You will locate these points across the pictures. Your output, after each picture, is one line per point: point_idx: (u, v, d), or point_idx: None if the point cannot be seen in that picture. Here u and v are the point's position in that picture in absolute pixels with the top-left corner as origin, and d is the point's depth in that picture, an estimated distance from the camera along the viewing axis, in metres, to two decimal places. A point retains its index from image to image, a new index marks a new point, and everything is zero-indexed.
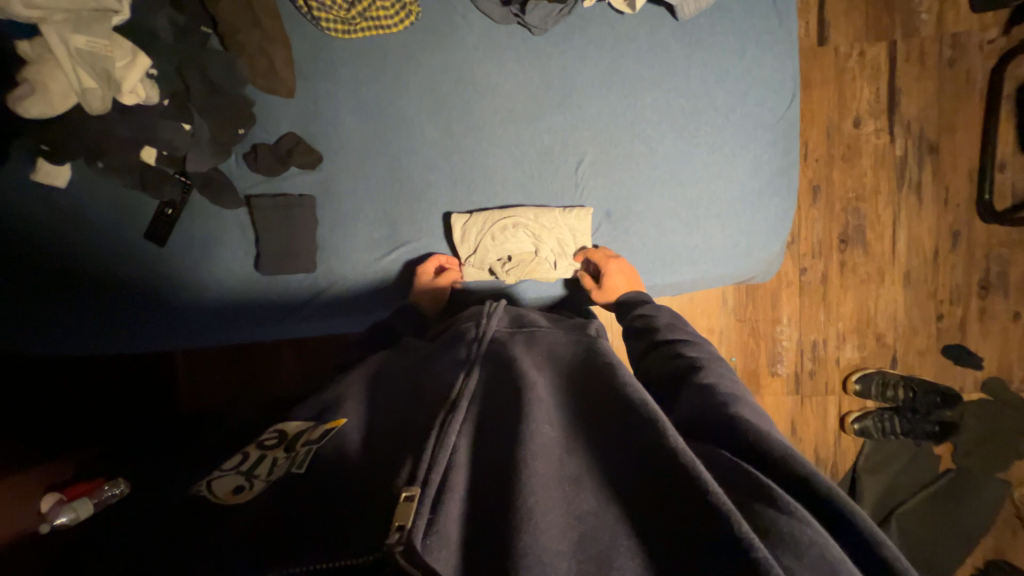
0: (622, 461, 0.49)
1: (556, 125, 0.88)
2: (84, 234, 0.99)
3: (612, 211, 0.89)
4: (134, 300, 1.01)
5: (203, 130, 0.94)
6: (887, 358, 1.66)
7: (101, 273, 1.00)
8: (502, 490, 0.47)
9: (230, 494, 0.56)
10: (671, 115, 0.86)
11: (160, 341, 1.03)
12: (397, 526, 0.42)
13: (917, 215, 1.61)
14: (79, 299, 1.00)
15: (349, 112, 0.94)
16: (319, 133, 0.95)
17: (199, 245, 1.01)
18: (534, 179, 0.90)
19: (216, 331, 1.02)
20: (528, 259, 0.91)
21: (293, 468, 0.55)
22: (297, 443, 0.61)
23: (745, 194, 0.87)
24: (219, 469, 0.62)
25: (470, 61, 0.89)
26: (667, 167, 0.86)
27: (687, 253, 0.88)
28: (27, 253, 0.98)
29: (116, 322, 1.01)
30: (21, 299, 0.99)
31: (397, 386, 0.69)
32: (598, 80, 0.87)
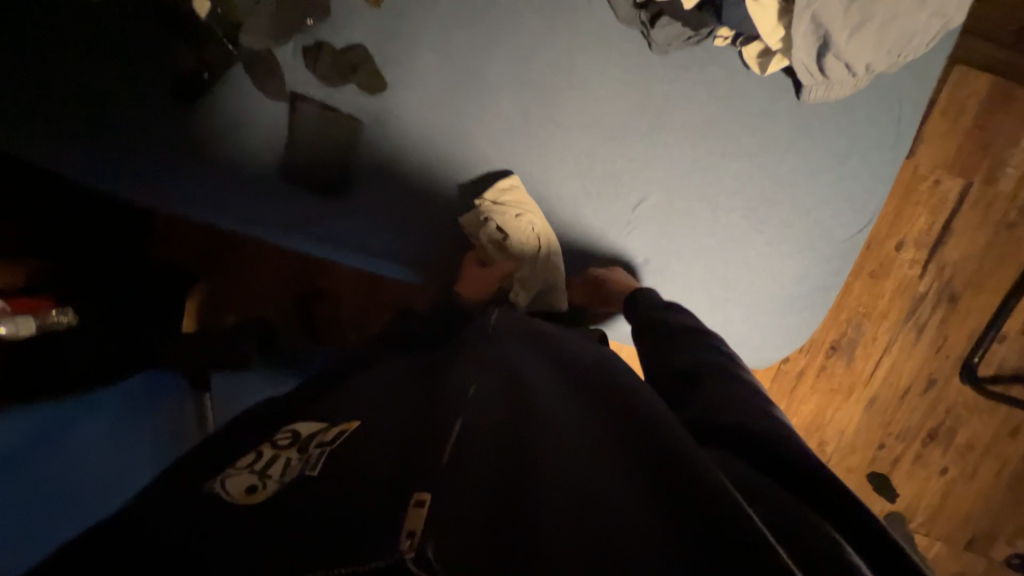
0: (639, 466, 0.44)
1: (635, 154, 0.83)
2: (90, 54, 0.87)
3: (650, 260, 0.86)
4: (136, 159, 0.88)
5: (268, 5, 0.87)
6: (819, 463, 1.75)
7: (102, 112, 0.87)
8: (512, 493, 0.42)
9: (245, 493, 0.50)
10: (749, 191, 0.82)
11: (143, 197, 0.89)
12: (407, 532, 0.38)
13: (908, 351, 1.65)
14: (73, 131, 0.87)
15: (429, 49, 0.85)
16: (390, 56, 0.85)
17: (224, 122, 0.89)
18: (590, 197, 0.85)
19: (215, 213, 0.90)
20: (510, 255, 0.87)
21: (308, 471, 0.51)
22: (312, 443, 0.56)
23: (779, 296, 0.86)
24: (229, 468, 0.56)
25: (576, 48, 0.81)
26: (723, 241, 0.84)
27: (701, 328, 0.87)
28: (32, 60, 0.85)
29: (102, 164, 0.88)
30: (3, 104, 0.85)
31: (404, 385, 0.67)
32: (695, 125, 0.81)
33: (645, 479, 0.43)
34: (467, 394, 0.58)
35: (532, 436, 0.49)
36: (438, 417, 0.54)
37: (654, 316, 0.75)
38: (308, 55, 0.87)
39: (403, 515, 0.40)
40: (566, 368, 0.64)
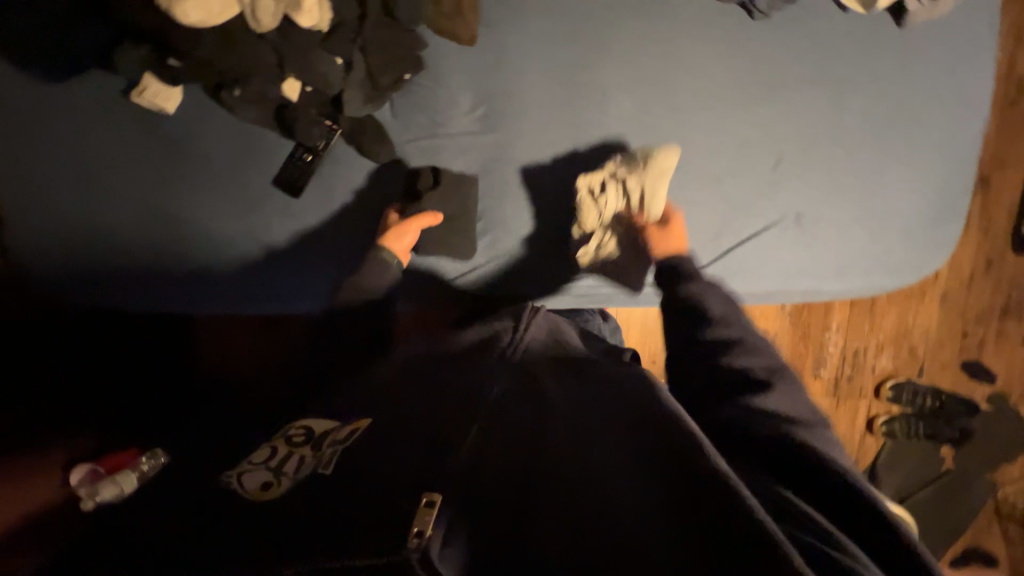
0: (664, 465, 0.47)
1: (758, 119, 0.86)
2: (193, 179, 0.86)
3: (801, 213, 0.88)
4: (251, 275, 0.90)
5: (360, 69, 0.82)
6: (915, 369, 1.80)
7: (216, 230, 0.88)
8: (520, 487, 0.49)
9: (257, 491, 0.52)
10: (873, 123, 0.86)
11: (258, 303, 0.91)
12: (416, 532, 0.41)
13: (961, 240, 1.74)
14: (192, 254, 0.89)
15: (537, 74, 0.85)
16: (496, 90, 0.86)
17: (333, 204, 0.89)
18: (729, 171, 0.87)
19: (221, 284, 0.90)
20: (590, 215, 0.87)
21: (320, 469, 0.53)
22: (324, 441, 0.58)
23: (921, 212, 0.89)
24: (247, 461, 0.58)
25: (680, 35, 0.84)
26: (862, 175, 0.87)
27: (863, 262, 0.90)
28: (143, 201, 0.86)
29: (226, 280, 0.90)
30: (128, 252, 0.88)
31: (442, 391, 0.64)
32: (808, 76, 0.85)
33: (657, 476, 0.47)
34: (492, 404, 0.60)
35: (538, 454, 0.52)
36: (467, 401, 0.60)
37: (685, 294, 0.71)
38: (421, 117, 0.87)
39: (415, 514, 0.43)
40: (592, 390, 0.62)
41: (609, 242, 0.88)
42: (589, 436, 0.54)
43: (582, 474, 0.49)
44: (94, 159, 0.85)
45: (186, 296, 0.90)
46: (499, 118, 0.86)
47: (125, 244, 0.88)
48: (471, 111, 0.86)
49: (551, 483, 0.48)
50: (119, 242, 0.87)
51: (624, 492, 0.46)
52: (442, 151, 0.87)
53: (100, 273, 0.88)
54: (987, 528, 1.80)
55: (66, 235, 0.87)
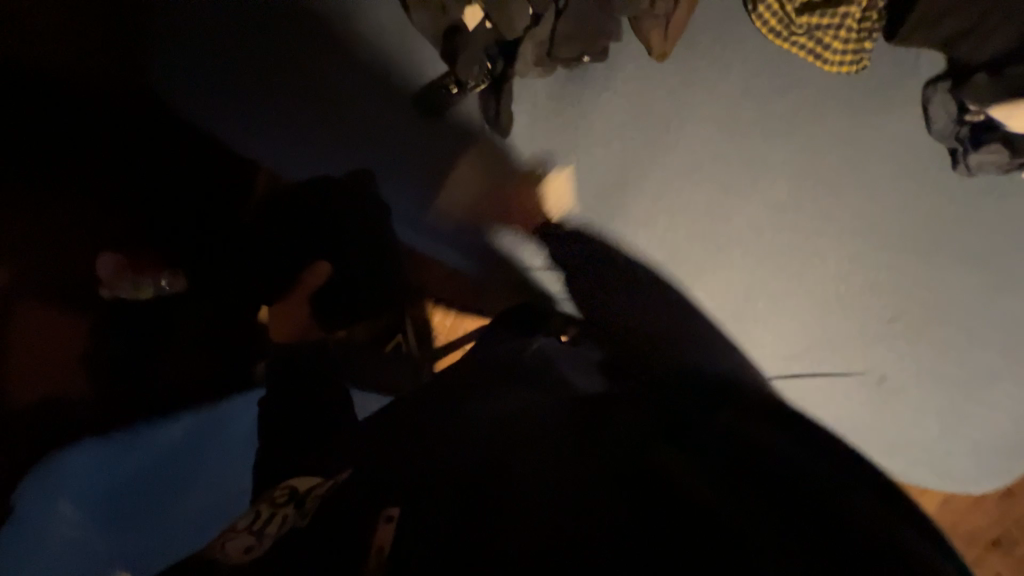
0: (602, 495, 0.41)
1: (899, 268, 0.80)
2: (331, 56, 0.84)
3: (886, 377, 0.83)
4: (335, 170, 0.86)
5: (547, 30, 0.78)
6: None
7: (327, 116, 0.85)
8: (492, 477, 0.44)
9: (239, 553, 0.45)
10: (1007, 330, 0.81)
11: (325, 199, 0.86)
12: (377, 547, 0.39)
13: None
14: (295, 122, 0.86)
15: (710, 118, 0.80)
16: (661, 116, 0.81)
17: (449, 151, 0.85)
18: (841, 304, 0.82)
19: (304, 170, 0.86)
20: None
21: (299, 522, 0.47)
22: (306, 498, 0.51)
23: (1004, 437, 0.84)
24: (230, 529, 0.52)
25: (871, 150, 0.78)
26: (967, 374, 0.82)
27: (920, 454, 0.85)
28: (278, 53, 0.85)
29: (308, 165, 0.86)
30: (240, 89, 0.85)
31: (441, 397, 0.62)
32: (973, 253, 0.79)
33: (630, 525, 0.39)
34: (482, 412, 0.55)
35: (506, 464, 0.45)
36: (464, 409, 0.57)
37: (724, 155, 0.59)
38: (571, 98, 0.82)
39: (375, 530, 0.41)
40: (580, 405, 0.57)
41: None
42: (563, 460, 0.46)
43: (541, 494, 0.41)
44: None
45: (272, 148, 0.86)
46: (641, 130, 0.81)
47: (249, 71, 0.85)
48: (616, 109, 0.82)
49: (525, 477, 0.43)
50: (240, 67, 0.85)
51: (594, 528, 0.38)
52: (560, 141, 0.83)
53: (200, 97, 0.84)
54: None
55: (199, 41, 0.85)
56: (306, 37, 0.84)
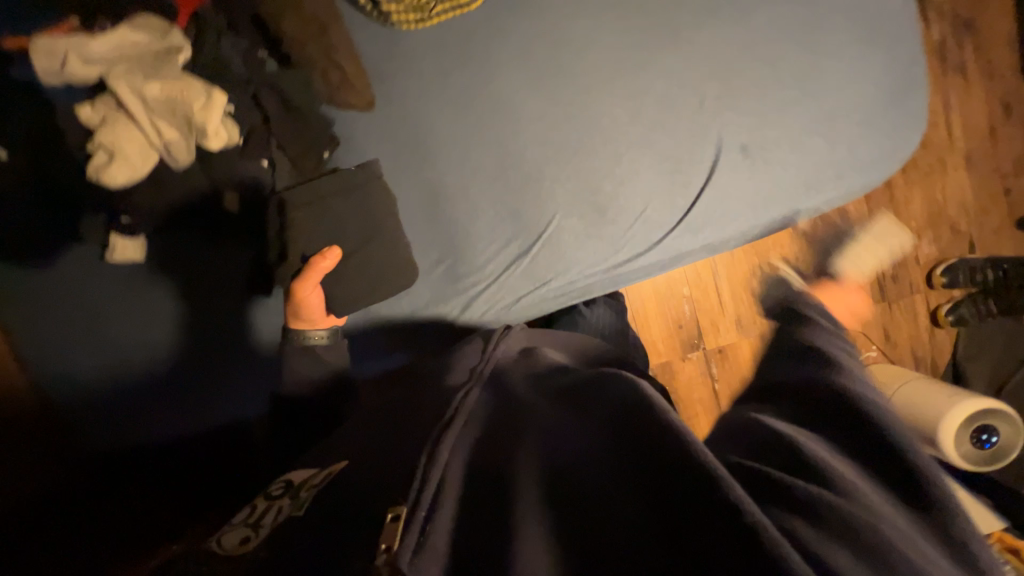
0: (608, 490, 0.42)
1: (669, 68, 0.84)
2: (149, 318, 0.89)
3: (747, 143, 0.84)
4: (227, 387, 0.90)
5: (283, 163, 0.86)
6: (964, 245, 1.51)
7: (177, 352, 0.89)
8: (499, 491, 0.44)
9: (235, 545, 0.50)
10: (793, 28, 0.82)
11: (230, 410, 0.90)
12: (383, 547, 0.38)
13: (988, 80, 1.44)
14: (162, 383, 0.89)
15: (444, 108, 0.87)
16: (410, 139, 0.88)
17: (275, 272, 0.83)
18: (657, 130, 0.85)
19: (195, 402, 0.90)
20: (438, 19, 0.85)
21: (296, 512, 0.52)
22: (302, 489, 0.56)
23: (877, 98, 0.84)
24: (226, 523, 0.55)
25: (563, 20, 0.84)
26: (799, 84, 0.83)
27: (831, 169, 0.85)
28: (109, 352, 0.89)
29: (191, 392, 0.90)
30: (109, 398, 0.89)
31: (408, 420, 0.60)
32: (705, 8, 0.82)
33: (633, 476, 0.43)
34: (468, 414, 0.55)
35: (516, 450, 0.48)
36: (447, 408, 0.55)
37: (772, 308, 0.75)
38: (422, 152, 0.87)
39: (381, 534, 0.40)
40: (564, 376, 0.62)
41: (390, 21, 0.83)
42: (568, 438, 0.49)
43: (546, 475, 0.45)
44: (77, 305, 0.88)
45: (185, 417, 0.90)
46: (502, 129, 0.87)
47: (117, 380, 0.89)
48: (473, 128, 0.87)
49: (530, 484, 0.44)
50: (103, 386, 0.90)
51: (609, 493, 0.42)
52: None
53: (89, 432, 0.90)
54: None
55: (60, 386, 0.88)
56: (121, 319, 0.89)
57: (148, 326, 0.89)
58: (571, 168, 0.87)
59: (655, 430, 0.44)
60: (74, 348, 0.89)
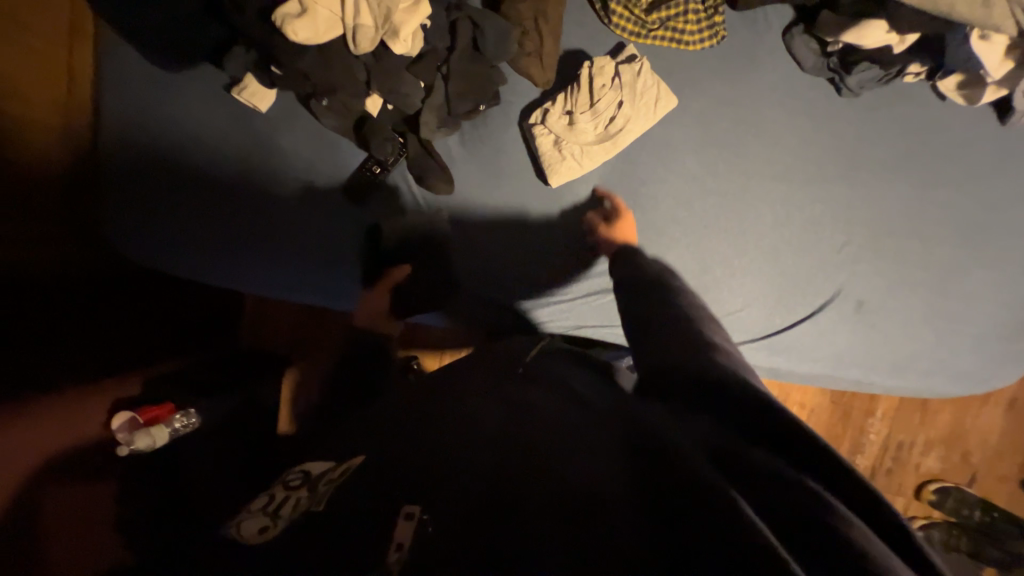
0: (612, 496, 0.43)
1: (831, 196, 0.83)
2: (247, 169, 0.91)
3: (863, 300, 0.84)
4: (277, 257, 0.91)
5: (439, 94, 0.84)
6: (966, 475, 1.50)
7: (255, 215, 0.91)
8: (505, 490, 0.44)
9: (253, 534, 0.49)
10: (961, 219, 0.82)
11: (270, 286, 0.93)
12: (396, 544, 0.41)
13: None
14: (225, 233, 0.91)
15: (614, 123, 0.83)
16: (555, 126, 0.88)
17: (380, 207, 0.91)
18: (790, 245, 0.84)
19: (248, 263, 0.92)
20: (640, 107, 0.82)
21: (312, 507, 0.49)
22: (320, 481, 0.54)
23: (996, 320, 0.84)
24: (244, 511, 0.55)
25: (760, 102, 0.83)
26: (939, 272, 0.83)
27: (924, 360, 0.84)
28: (195, 178, 0.91)
29: (242, 249, 0.91)
30: (170, 222, 0.90)
31: (445, 398, 0.62)
32: (893, 161, 0.82)
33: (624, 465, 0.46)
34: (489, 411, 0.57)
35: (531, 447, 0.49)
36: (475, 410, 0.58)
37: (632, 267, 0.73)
38: (559, 97, 0.85)
39: (395, 526, 0.43)
40: (575, 382, 0.65)
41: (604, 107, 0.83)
42: (576, 426, 0.53)
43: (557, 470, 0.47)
44: (191, 128, 0.90)
45: (233, 274, 0.92)
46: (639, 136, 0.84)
47: (190, 212, 0.90)
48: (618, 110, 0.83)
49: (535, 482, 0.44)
50: (169, 204, 0.90)
51: (612, 498, 0.43)
52: (482, 183, 0.89)
53: (136, 239, 0.91)
54: None
55: (136, 188, 0.89)
56: (224, 158, 0.91)
57: (242, 179, 0.91)
58: (693, 237, 0.86)
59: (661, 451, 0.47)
60: (167, 160, 0.90)
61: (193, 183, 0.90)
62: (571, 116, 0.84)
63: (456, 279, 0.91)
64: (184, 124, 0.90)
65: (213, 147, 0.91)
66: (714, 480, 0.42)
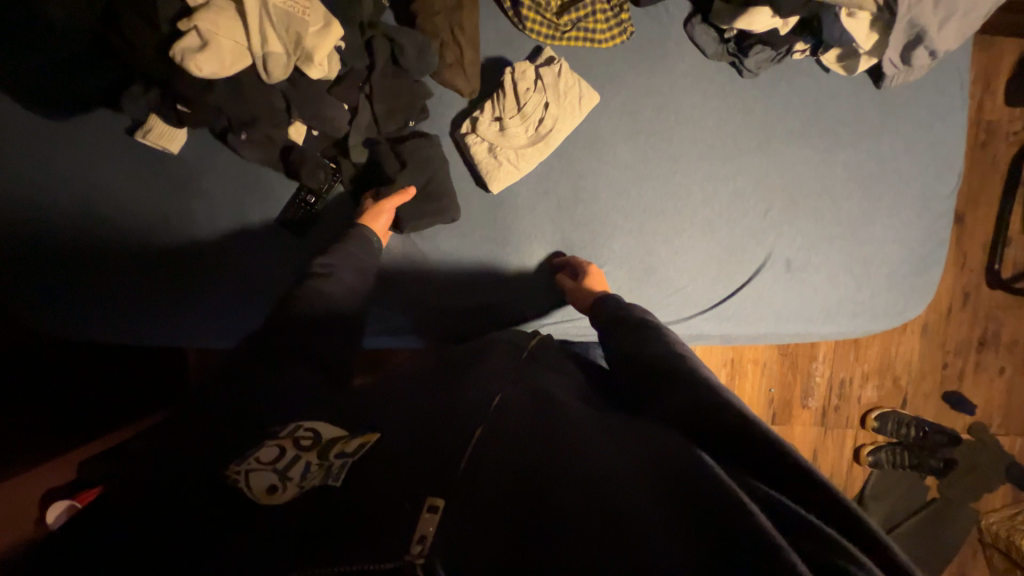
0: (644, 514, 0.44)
1: (749, 169, 0.90)
2: (169, 215, 0.85)
3: (791, 260, 0.92)
4: (219, 304, 0.87)
5: (366, 114, 0.83)
6: (899, 399, 1.67)
7: (188, 263, 0.86)
8: (533, 503, 0.46)
9: (264, 493, 0.48)
10: (859, 175, 0.92)
11: (215, 335, 0.88)
12: (418, 541, 0.41)
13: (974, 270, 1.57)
14: (159, 287, 0.86)
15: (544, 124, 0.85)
16: None
17: (322, 236, 0.88)
18: (721, 219, 0.90)
19: (188, 316, 0.86)
20: (565, 105, 0.85)
21: (329, 482, 0.49)
22: (332, 450, 0.52)
23: (901, 260, 0.94)
24: (248, 453, 0.52)
25: (675, 90, 0.88)
26: (849, 225, 0.92)
27: (849, 305, 0.94)
28: (114, 233, 0.85)
29: (182, 303, 0.86)
30: (96, 284, 0.85)
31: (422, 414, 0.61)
32: (797, 131, 0.90)
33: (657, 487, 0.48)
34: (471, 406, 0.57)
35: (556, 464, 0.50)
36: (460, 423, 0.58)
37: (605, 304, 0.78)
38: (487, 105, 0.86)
39: (419, 517, 0.43)
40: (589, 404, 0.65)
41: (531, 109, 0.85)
42: (591, 442, 0.54)
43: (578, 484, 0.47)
44: (98, 178, 0.84)
45: (170, 325, 0.87)
46: (569, 133, 0.87)
47: (116, 264, 0.85)
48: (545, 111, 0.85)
49: (564, 497, 0.46)
50: (90, 266, 0.84)
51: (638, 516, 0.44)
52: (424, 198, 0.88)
53: (63, 306, 0.85)
54: (970, 553, 1.66)
55: (56, 245, 0.84)
56: (142, 207, 0.85)
57: (165, 218, 0.85)
58: (634, 223, 0.90)
59: (684, 469, 0.49)
60: (81, 213, 0.84)
61: (114, 239, 0.85)
62: (502, 122, 0.85)
63: (412, 297, 0.90)
64: (91, 176, 0.84)
65: (127, 196, 0.84)
66: (738, 494, 0.44)
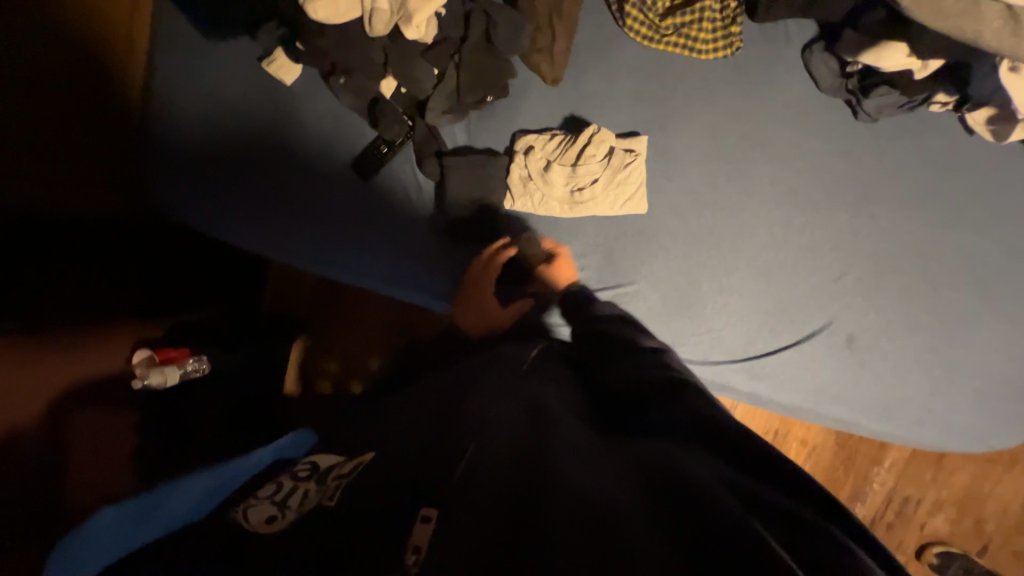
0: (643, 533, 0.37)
1: (835, 224, 0.79)
2: (259, 136, 0.92)
3: (855, 336, 0.80)
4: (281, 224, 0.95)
5: (451, 81, 0.87)
6: (978, 544, 1.39)
7: (265, 179, 0.91)
8: (520, 502, 0.41)
9: (262, 525, 0.48)
10: (974, 264, 0.77)
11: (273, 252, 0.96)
12: (413, 549, 0.40)
13: None
14: (235, 194, 0.91)
15: (594, 186, 0.83)
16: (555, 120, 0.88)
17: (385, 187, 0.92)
18: (783, 268, 0.81)
19: (257, 233, 0.90)
20: (624, 178, 0.82)
21: (325, 502, 0.51)
22: (329, 475, 0.54)
23: (1000, 373, 0.79)
24: (250, 496, 0.53)
25: (772, 121, 0.80)
26: (945, 315, 0.78)
27: (917, 408, 0.80)
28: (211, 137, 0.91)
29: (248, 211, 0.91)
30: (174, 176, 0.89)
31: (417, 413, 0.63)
32: (908, 194, 0.77)
33: (641, 492, 0.42)
34: (483, 416, 0.55)
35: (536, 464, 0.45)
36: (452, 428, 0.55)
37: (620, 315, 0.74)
38: (551, 142, 0.85)
39: (413, 528, 0.43)
40: (579, 408, 0.60)
41: (588, 168, 0.82)
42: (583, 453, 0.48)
43: (570, 490, 0.41)
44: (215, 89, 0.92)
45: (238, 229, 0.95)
46: (614, 205, 0.84)
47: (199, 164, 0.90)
48: (600, 175, 0.83)
49: (549, 503, 0.40)
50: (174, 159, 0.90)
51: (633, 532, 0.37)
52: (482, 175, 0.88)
53: None
54: None
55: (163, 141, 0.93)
56: (239, 121, 0.92)
57: (260, 139, 0.92)
58: (682, 249, 0.84)
59: (686, 494, 0.41)
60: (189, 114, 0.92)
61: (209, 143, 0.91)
62: (550, 163, 0.84)
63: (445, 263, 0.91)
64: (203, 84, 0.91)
65: (229, 107, 0.92)
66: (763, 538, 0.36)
